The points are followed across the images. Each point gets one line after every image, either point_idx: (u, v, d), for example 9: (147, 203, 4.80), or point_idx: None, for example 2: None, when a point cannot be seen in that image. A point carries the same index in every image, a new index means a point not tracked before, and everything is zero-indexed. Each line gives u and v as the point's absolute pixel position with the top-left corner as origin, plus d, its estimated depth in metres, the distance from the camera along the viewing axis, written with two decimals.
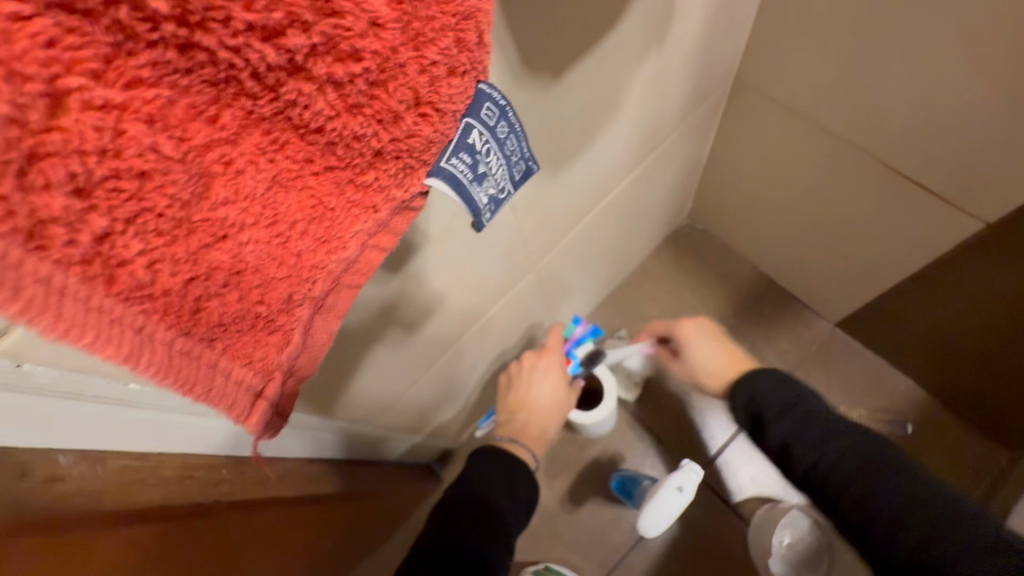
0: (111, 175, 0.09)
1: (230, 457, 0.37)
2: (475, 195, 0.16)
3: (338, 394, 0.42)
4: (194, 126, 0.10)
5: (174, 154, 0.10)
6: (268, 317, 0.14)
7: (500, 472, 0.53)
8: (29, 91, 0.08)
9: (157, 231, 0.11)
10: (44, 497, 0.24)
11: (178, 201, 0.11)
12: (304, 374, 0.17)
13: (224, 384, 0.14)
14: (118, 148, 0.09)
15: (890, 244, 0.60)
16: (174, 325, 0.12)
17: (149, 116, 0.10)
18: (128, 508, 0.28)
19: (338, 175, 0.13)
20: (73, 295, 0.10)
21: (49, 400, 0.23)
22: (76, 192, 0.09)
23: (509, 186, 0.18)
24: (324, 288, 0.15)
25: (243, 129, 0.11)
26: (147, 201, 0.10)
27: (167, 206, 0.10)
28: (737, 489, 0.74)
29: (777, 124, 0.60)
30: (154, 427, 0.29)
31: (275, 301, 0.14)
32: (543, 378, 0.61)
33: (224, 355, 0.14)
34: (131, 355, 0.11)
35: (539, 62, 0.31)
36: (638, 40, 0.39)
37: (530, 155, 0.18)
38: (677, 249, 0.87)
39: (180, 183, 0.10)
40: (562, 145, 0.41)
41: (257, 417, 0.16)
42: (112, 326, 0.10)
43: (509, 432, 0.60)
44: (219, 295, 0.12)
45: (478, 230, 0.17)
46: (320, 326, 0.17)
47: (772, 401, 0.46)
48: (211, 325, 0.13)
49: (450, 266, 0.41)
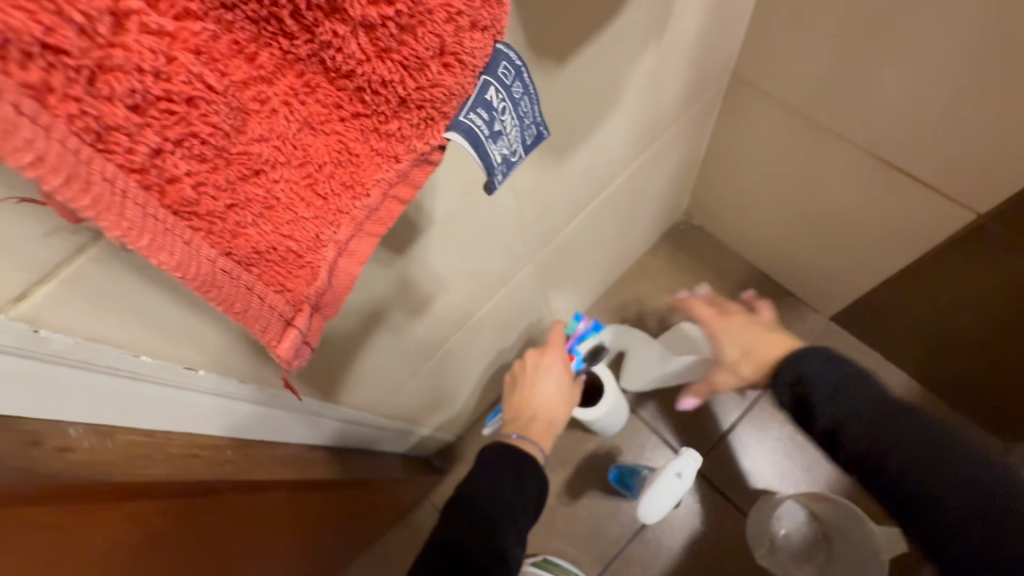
0: (163, 96, 0.11)
1: (234, 438, 0.37)
2: (490, 150, 0.17)
3: (341, 378, 0.42)
4: (235, 62, 0.12)
5: (218, 85, 0.12)
6: (299, 252, 0.15)
7: (509, 466, 0.53)
8: (97, 7, 0.09)
9: (202, 156, 0.12)
10: (55, 466, 0.24)
11: (220, 129, 0.12)
12: (329, 309, 0.17)
13: (259, 308, 0.15)
14: (169, 73, 0.11)
15: (881, 237, 0.61)
16: (216, 245, 0.13)
17: (196, 47, 0.11)
18: (135, 482, 0.28)
19: (362, 122, 0.14)
20: (134, 201, 0.11)
21: (61, 368, 0.23)
22: (134, 107, 0.11)
23: (520, 149, 0.19)
24: (348, 233, 0.16)
25: (279, 69, 0.13)
26: (194, 125, 0.12)
27: (210, 133, 0.12)
28: (733, 482, 0.74)
29: (771, 120, 0.61)
30: (162, 403, 0.29)
31: (303, 238, 0.15)
32: (546, 375, 0.61)
33: (260, 282, 0.15)
34: (181, 265, 0.13)
35: (541, 47, 0.32)
36: (638, 31, 0.40)
37: (540, 119, 0.19)
38: (674, 246, 0.88)
39: (221, 113, 0.12)
40: (563, 133, 0.42)
41: (287, 345, 0.16)
42: (166, 235, 0.12)
43: (518, 429, 0.59)
44: (253, 225, 0.14)
45: (491, 190, 0.18)
46: (343, 269, 0.17)
47: (827, 379, 0.45)
48: (247, 251, 0.14)
49: (452, 252, 0.41)
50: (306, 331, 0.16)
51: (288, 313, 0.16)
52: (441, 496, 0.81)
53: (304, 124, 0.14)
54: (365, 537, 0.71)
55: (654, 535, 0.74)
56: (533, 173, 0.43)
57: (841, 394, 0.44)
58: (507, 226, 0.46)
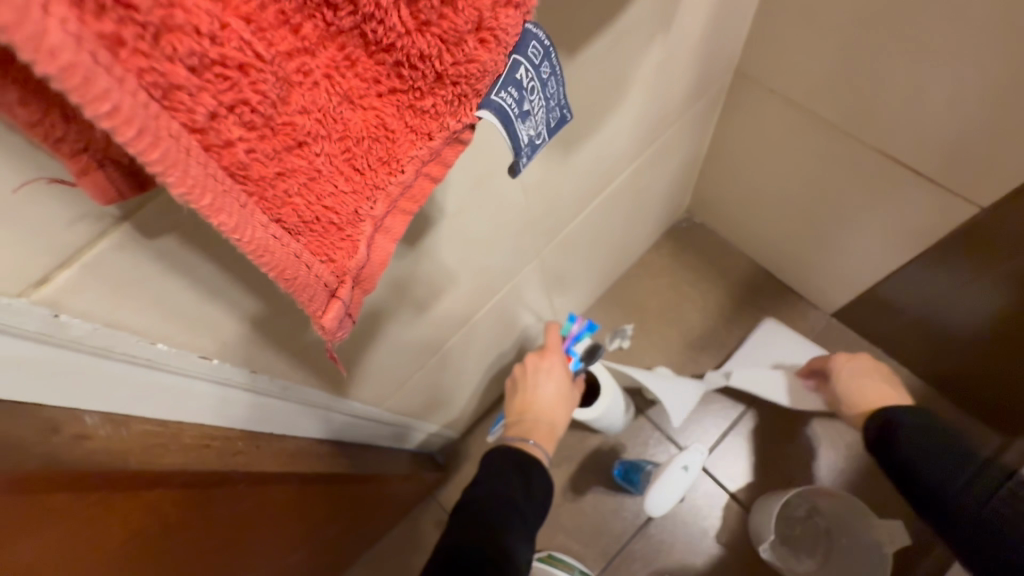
0: (218, 61, 0.11)
1: (245, 430, 0.37)
2: (519, 130, 0.17)
3: (351, 371, 0.42)
4: (280, 34, 0.12)
5: (266, 54, 0.12)
6: (339, 225, 0.15)
7: (512, 465, 0.54)
8: None
9: (252, 123, 0.12)
10: (72, 454, 0.24)
11: (269, 98, 0.12)
12: (369, 284, 0.18)
13: (308, 275, 0.15)
14: (222, 39, 0.11)
15: (884, 232, 0.61)
16: (264, 213, 0.13)
17: (247, 16, 0.11)
18: (147, 471, 0.28)
19: (399, 98, 0.15)
20: (195, 160, 0.11)
21: (78, 355, 0.23)
22: (193, 69, 0.11)
23: (545, 131, 0.19)
24: (384, 208, 0.16)
25: (322, 42, 0.13)
26: (246, 93, 0.12)
27: (259, 101, 0.12)
28: (736, 478, 0.75)
29: (774, 116, 0.62)
30: (176, 392, 0.29)
31: (343, 212, 0.15)
32: (546, 377, 0.61)
33: (306, 250, 0.15)
34: (236, 230, 0.13)
35: (553, 38, 0.32)
36: (646, 24, 0.40)
37: (565, 103, 0.19)
38: (676, 243, 0.89)
39: (270, 82, 0.12)
40: (572, 126, 0.42)
41: (332, 316, 0.16)
42: (222, 195, 0.12)
43: (522, 432, 0.59)
44: (299, 195, 0.14)
45: (516, 171, 0.18)
46: (380, 247, 0.17)
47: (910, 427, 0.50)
48: (294, 221, 0.14)
49: (461, 245, 0.41)
50: (349, 302, 0.16)
51: (330, 285, 0.16)
52: (445, 493, 0.81)
53: (346, 98, 0.14)
54: (369, 533, 0.72)
55: (657, 530, 0.74)
56: (540, 166, 0.43)
57: (911, 437, 0.49)
58: (515, 220, 0.46)
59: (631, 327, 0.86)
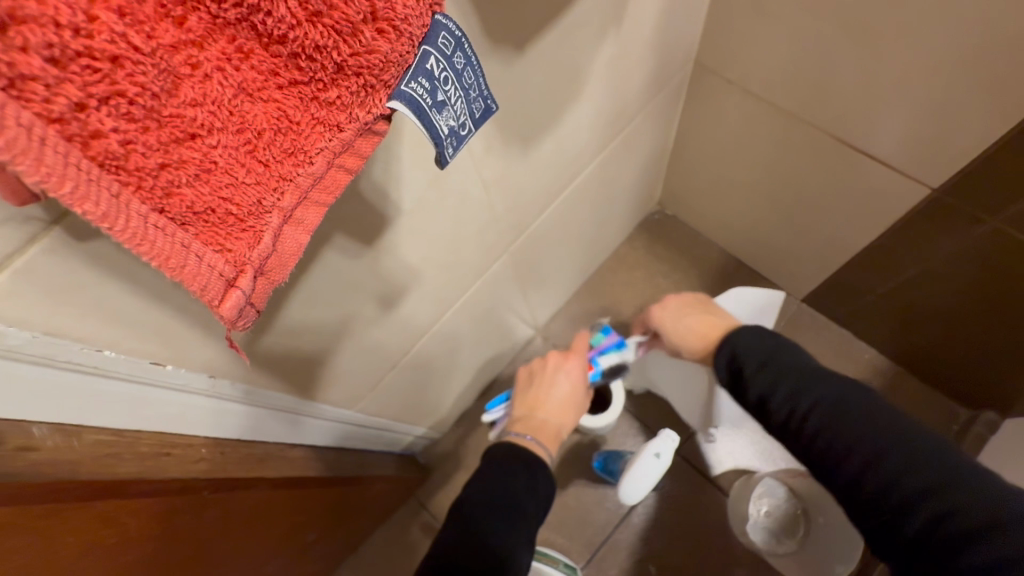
0: (84, 52, 0.12)
1: (208, 438, 0.36)
2: (433, 120, 0.17)
3: (316, 373, 0.42)
4: (162, 27, 0.13)
5: (143, 47, 0.12)
6: (241, 215, 0.16)
7: (519, 465, 0.53)
8: None
9: (130, 116, 0.13)
10: (19, 465, 0.24)
11: (148, 89, 0.13)
12: (276, 278, 0.18)
13: (197, 265, 0.15)
14: (89, 31, 0.11)
15: (843, 216, 0.63)
16: (146, 199, 0.14)
17: (119, 9, 0.12)
18: (101, 481, 0.27)
19: (300, 90, 0.15)
20: (55, 148, 0.12)
21: (17, 365, 0.23)
22: (52, 60, 0.11)
23: (469, 122, 0.20)
24: (291, 200, 0.17)
25: (209, 34, 0.14)
26: (119, 84, 0.12)
27: (137, 92, 0.13)
28: (715, 463, 0.76)
29: (734, 106, 0.63)
30: (127, 401, 0.29)
31: (244, 203, 0.16)
32: (565, 378, 0.60)
33: (197, 239, 0.15)
34: (108, 218, 0.13)
35: (499, 35, 0.33)
36: (596, 18, 0.40)
37: (488, 94, 0.20)
38: (649, 236, 0.90)
39: (149, 75, 0.13)
40: (529, 121, 0.42)
41: (229, 305, 0.16)
42: (89, 183, 0.13)
43: (527, 428, 0.57)
44: (190, 185, 0.14)
45: (440, 163, 0.19)
46: (290, 238, 0.18)
47: (756, 352, 0.40)
48: (182, 210, 0.15)
49: (424, 242, 0.42)
50: (248, 292, 0.16)
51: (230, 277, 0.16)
52: (428, 494, 0.81)
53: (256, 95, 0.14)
54: (352, 537, 0.71)
55: (640, 519, 0.75)
56: (500, 161, 0.43)
57: (758, 370, 0.39)
58: (479, 217, 0.46)
59: (609, 321, 0.86)
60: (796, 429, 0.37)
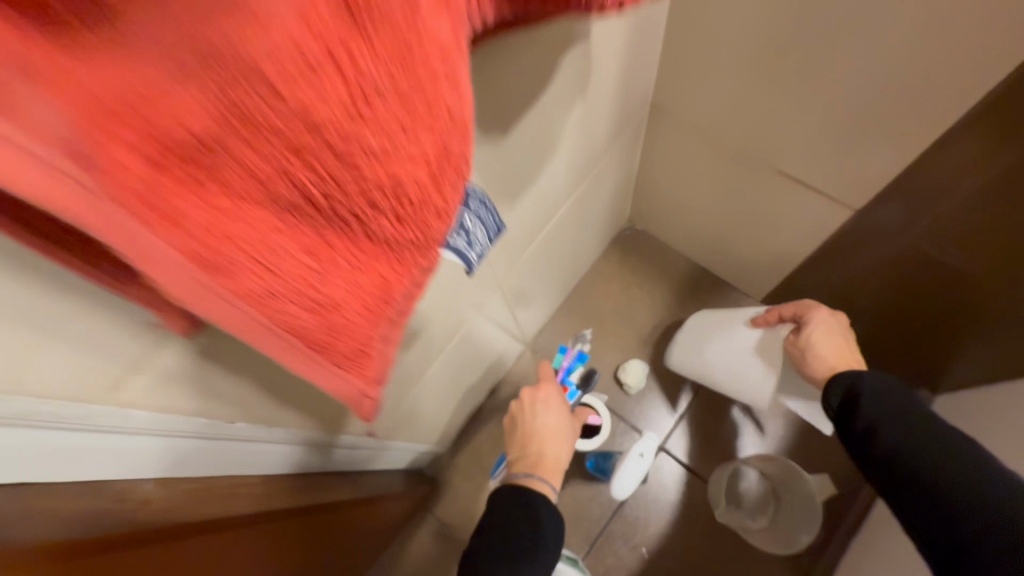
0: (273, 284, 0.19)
1: (262, 475, 0.43)
2: (460, 250, 0.25)
3: (345, 412, 0.48)
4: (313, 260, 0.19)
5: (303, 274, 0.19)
6: (361, 351, 0.23)
7: (522, 505, 0.59)
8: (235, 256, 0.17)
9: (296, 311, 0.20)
10: (142, 513, 0.31)
11: (307, 295, 0.20)
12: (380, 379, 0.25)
13: (339, 376, 0.24)
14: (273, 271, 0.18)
15: (787, 231, 0.72)
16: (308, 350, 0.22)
17: (292, 256, 0.18)
18: (196, 519, 0.35)
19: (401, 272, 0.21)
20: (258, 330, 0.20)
21: (142, 437, 0.30)
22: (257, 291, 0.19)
23: (483, 240, 0.27)
24: (390, 334, 0.23)
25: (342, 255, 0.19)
26: (291, 296, 0.19)
27: (298, 299, 0.20)
28: (693, 453, 0.85)
29: (689, 140, 0.71)
30: (209, 453, 0.36)
31: (362, 344, 0.22)
32: (544, 409, 0.69)
33: (336, 367, 0.23)
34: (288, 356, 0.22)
35: (488, 129, 0.40)
36: (566, 96, 0.48)
37: (496, 218, 0.28)
38: (622, 251, 0.98)
39: (309, 287, 0.19)
40: (514, 182, 0.50)
41: (360, 401, 0.25)
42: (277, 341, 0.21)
43: (526, 467, 0.64)
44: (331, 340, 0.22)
45: (469, 269, 0.26)
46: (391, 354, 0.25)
47: (879, 396, 0.49)
48: (329, 354, 0.22)
49: (432, 292, 0.48)
50: (369, 393, 0.25)
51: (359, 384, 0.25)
52: (436, 504, 0.88)
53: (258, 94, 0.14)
54: (371, 550, 0.77)
55: (632, 511, 0.83)
56: None
57: (878, 406, 0.48)
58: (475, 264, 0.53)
59: (591, 332, 0.94)
60: (893, 454, 0.45)
